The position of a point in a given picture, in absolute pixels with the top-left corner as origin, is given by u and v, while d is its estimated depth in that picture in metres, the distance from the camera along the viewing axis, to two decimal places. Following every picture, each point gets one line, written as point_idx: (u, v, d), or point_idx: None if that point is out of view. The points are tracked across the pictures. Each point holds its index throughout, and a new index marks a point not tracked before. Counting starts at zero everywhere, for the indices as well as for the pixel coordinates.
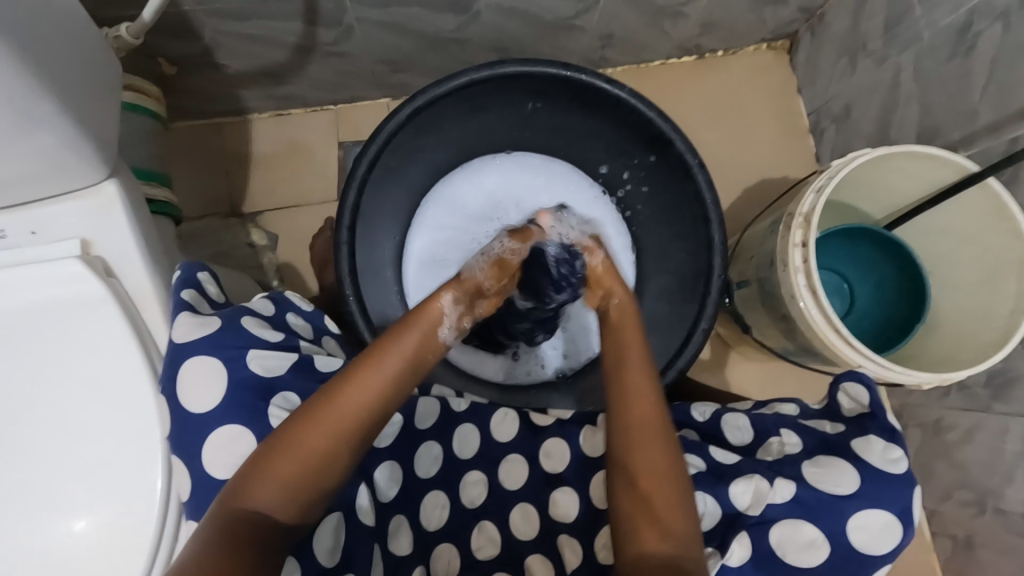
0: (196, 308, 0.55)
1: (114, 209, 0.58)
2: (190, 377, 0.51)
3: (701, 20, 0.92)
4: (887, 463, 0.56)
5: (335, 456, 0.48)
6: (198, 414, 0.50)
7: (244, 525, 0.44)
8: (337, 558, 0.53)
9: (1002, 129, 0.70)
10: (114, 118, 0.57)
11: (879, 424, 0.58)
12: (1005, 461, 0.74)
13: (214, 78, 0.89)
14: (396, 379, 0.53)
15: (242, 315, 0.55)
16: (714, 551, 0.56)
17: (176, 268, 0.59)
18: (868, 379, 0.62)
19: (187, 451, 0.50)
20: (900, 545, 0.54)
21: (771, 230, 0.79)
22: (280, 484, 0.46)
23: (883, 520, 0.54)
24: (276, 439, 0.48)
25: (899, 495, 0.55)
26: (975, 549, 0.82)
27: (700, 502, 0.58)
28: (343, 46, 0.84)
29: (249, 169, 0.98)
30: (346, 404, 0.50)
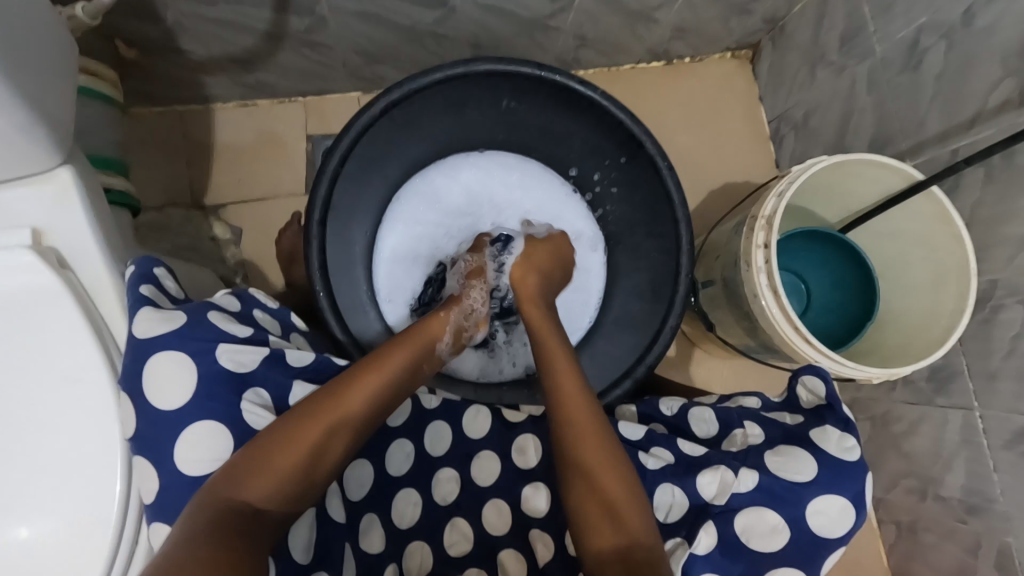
0: (158, 302, 0.53)
1: (71, 198, 0.55)
2: (157, 373, 0.49)
3: (671, 26, 0.94)
4: (842, 451, 0.59)
5: (339, 446, 0.50)
6: (168, 411, 0.49)
7: (233, 518, 0.43)
8: (313, 554, 0.53)
9: (946, 140, 0.75)
10: (71, 102, 0.55)
11: (834, 414, 0.62)
12: (945, 450, 0.80)
13: (177, 64, 0.85)
14: (399, 376, 0.55)
15: (208, 310, 0.53)
16: (683, 542, 0.58)
17: (128, 265, 0.56)
18: (825, 373, 0.66)
19: (154, 450, 0.49)
20: (853, 527, 0.57)
21: (735, 231, 0.82)
22: (280, 473, 0.46)
23: (838, 505, 0.57)
24: (278, 430, 0.48)
25: (852, 480, 0.58)
26: (918, 534, 0.87)
27: (669, 493, 0.61)
28: (315, 36, 0.82)
29: (212, 159, 0.95)
30: (352, 397, 0.51)
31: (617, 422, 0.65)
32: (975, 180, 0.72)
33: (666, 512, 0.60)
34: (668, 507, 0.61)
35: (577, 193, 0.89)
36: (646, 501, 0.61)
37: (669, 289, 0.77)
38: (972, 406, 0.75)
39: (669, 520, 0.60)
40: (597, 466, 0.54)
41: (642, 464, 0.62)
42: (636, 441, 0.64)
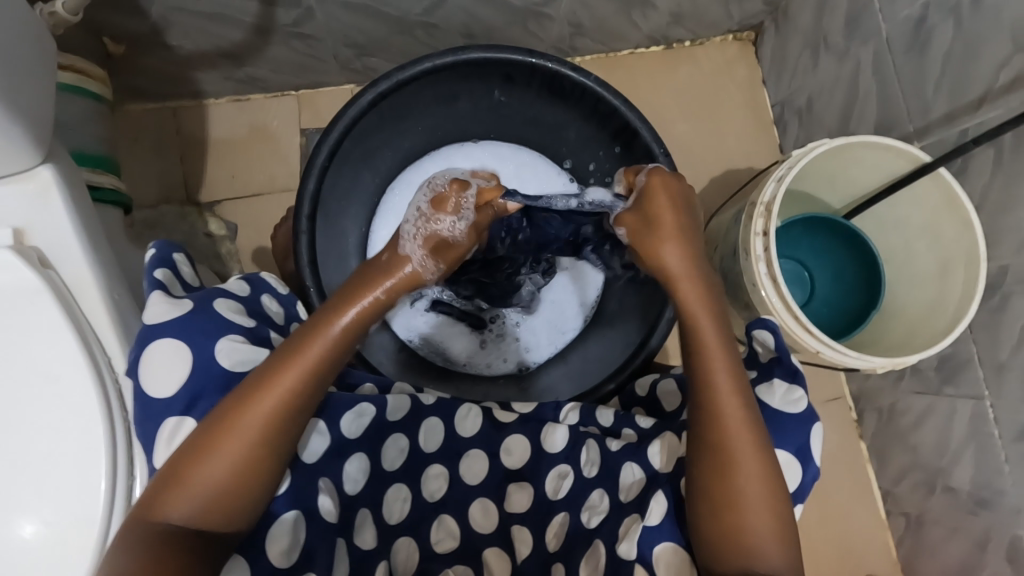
0: (170, 287, 0.52)
1: (53, 195, 0.55)
2: (154, 358, 0.49)
3: (668, 11, 0.92)
4: (787, 405, 0.55)
5: (261, 459, 0.47)
6: (159, 398, 0.49)
7: (168, 536, 0.44)
8: (297, 555, 0.51)
9: (954, 121, 0.72)
10: (49, 99, 0.54)
11: (783, 366, 0.56)
12: (953, 442, 0.78)
13: (165, 60, 0.84)
14: (313, 368, 0.49)
15: (216, 298, 0.53)
16: (637, 516, 0.55)
17: (149, 245, 0.55)
18: (774, 322, 0.57)
19: (145, 436, 0.49)
20: (800, 484, 0.54)
21: (734, 220, 0.80)
22: (202, 490, 0.45)
23: (780, 459, 0.54)
24: (189, 447, 0.46)
25: (794, 434, 0.54)
26: (926, 527, 0.85)
27: (630, 472, 0.59)
28: (303, 28, 0.81)
29: (206, 155, 0.94)
30: (255, 407, 0.47)
31: (595, 412, 0.66)
32: (985, 162, 0.69)
33: (628, 491, 0.58)
34: (628, 486, 0.59)
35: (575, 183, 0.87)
36: (612, 483, 0.60)
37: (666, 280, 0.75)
38: (982, 397, 0.73)
39: (629, 500, 0.58)
40: (716, 408, 0.51)
41: (606, 448, 0.62)
42: (608, 428, 0.64)
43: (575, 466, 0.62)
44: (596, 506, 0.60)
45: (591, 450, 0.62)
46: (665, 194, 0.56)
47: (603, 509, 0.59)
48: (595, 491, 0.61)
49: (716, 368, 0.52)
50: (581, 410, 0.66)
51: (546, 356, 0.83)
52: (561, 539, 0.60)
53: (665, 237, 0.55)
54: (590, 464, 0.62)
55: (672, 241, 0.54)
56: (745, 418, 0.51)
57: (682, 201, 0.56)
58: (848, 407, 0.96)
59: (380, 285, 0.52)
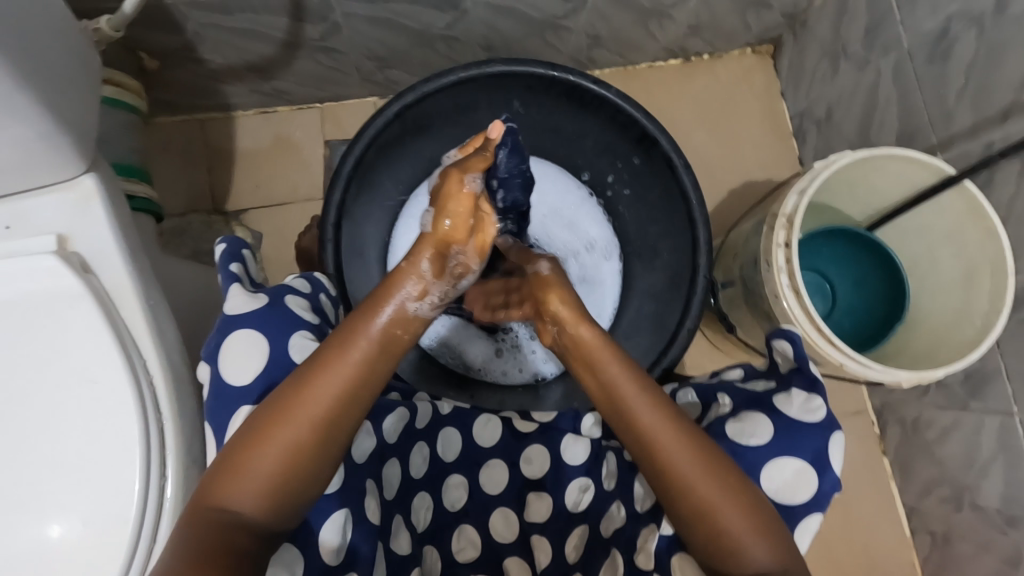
0: (243, 281, 0.55)
1: (94, 203, 0.57)
2: (231, 349, 0.50)
3: (686, 23, 0.93)
4: (804, 413, 0.54)
5: (311, 453, 0.46)
6: (236, 387, 0.50)
7: (216, 531, 0.43)
8: (344, 554, 0.50)
9: (978, 132, 0.72)
10: (93, 111, 0.56)
11: (801, 375, 0.56)
12: (981, 457, 0.76)
13: (197, 73, 0.87)
14: (362, 366, 0.49)
15: (286, 294, 0.55)
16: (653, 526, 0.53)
17: (216, 241, 0.58)
18: (795, 333, 0.57)
19: (217, 425, 0.50)
20: (818, 491, 0.52)
21: (754, 231, 0.80)
22: (252, 484, 0.45)
23: (796, 467, 0.53)
24: (236, 442, 0.46)
25: (810, 442, 0.53)
26: (953, 545, 0.83)
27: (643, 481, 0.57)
28: (330, 43, 0.83)
29: (233, 165, 0.97)
30: (303, 408, 0.47)
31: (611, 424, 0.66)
32: (1011, 173, 0.69)
33: (642, 501, 0.56)
34: (643, 496, 0.57)
35: (593, 196, 0.87)
36: (626, 492, 0.59)
37: (686, 288, 0.75)
38: (1010, 412, 0.71)
39: (645, 510, 0.56)
40: (674, 452, 0.49)
41: (620, 457, 0.61)
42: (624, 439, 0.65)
43: (595, 477, 0.63)
44: (613, 518, 0.59)
45: (610, 463, 0.62)
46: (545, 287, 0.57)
47: (621, 519, 0.58)
48: (613, 503, 0.60)
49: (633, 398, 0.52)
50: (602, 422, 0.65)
51: (560, 367, 0.83)
52: (580, 550, 0.60)
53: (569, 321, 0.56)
54: (609, 476, 0.62)
55: (581, 321, 0.56)
56: (676, 427, 0.50)
57: (562, 287, 0.58)
58: (871, 421, 0.94)
59: (406, 258, 0.53)
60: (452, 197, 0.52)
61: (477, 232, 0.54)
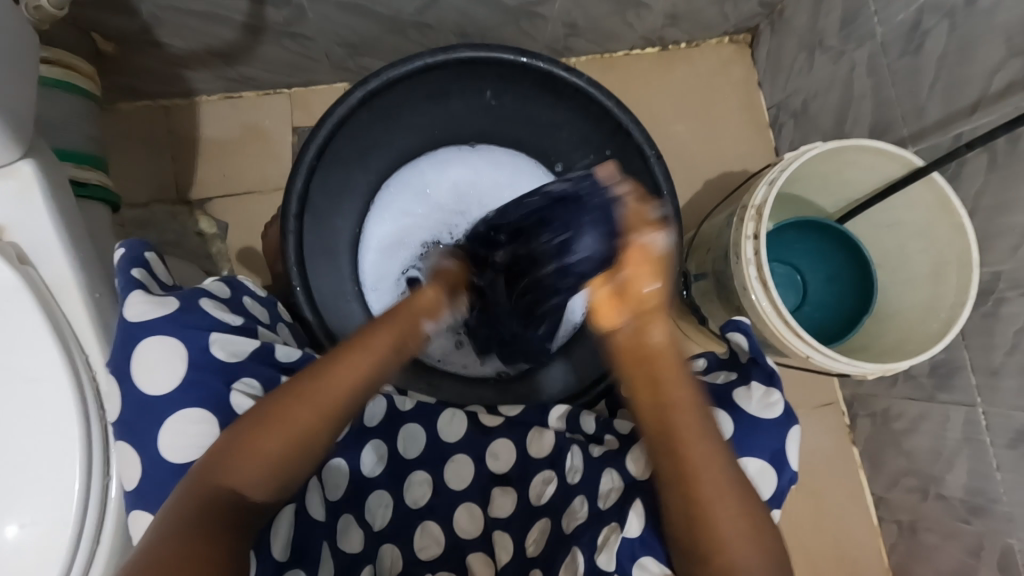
0: (149, 287, 0.52)
1: (33, 192, 0.54)
2: (145, 357, 0.49)
3: (663, 11, 0.91)
4: (764, 409, 0.54)
5: (319, 441, 0.47)
6: (155, 397, 0.48)
7: (219, 504, 0.43)
8: (293, 551, 0.50)
9: (948, 126, 0.72)
10: (30, 95, 0.54)
11: (760, 368, 0.56)
12: (946, 449, 0.77)
13: (156, 57, 0.84)
14: (368, 370, 0.50)
15: (199, 297, 0.53)
16: (616, 526, 0.52)
17: (116, 246, 0.53)
18: (746, 325, 0.58)
19: (137, 436, 0.48)
20: (776, 490, 0.53)
21: (726, 223, 0.79)
22: (262, 464, 0.45)
23: (756, 466, 0.53)
24: (262, 412, 0.46)
25: (769, 440, 0.53)
26: (919, 534, 0.84)
27: (609, 478, 0.57)
28: (295, 27, 0.81)
29: (197, 153, 0.94)
30: (316, 394, 0.47)
31: (577, 417, 0.65)
32: (978, 167, 0.68)
33: (606, 498, 0.56)
34: (607, 493, 0.56)
35: None
36: (592, 490, 0.58)
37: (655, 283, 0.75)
38: (974, 404, 0.72)
39: (608, 506, 0.55)
40: (708, 486, 0.46)
41: (588, 453, 0.61)
42: (591, 434, 0.63)
43: (559, 471, 0.62)
44: (575, 513, 0.58)
45: (575, 457, 0.61)
46: (644, 264, 0.46)
47: (583, 514, 0.57)
48: (576, 497, 0.59)
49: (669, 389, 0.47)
50: (567, 417, 0.65)
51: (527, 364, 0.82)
52: (541, 544, 0.59)
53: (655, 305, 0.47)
54: (574, 470, 0.61)
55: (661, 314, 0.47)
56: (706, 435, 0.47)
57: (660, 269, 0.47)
58: (841, 412, 0.95)
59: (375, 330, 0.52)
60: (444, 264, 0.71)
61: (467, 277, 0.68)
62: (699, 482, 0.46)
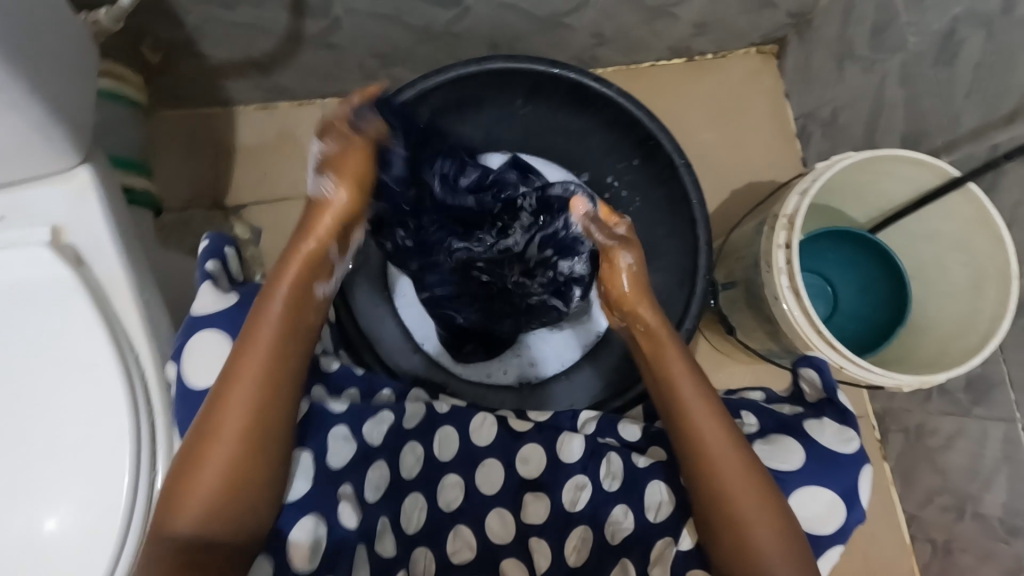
0: (218, 279, 0.55)
1: (90, 195, 0.57)
2: (200, 350, 0.52)
3: (690, 22, 0.92)
4: (838, 443, 0.54)
5: (256, 455, 0.48)
6: (199, 388, 0.51)
7: (174, 553, 0.45)
8: (320, 559, 0.50)
9: (985, 135, 0.71)
10: (90, 103, 0.56)
11: (832, 405, 0.57)
12: (983, 465, 0.75)
13: (198, 68, 0.87)
14: (258, 372, 0.49)
15: (258, 294, 0.56)
16: (672, 540, 0.56)
17: (203, 237, 0.57)
18: (822, 362, 0.59)
19: (185, 423, 0.51)
20: (844, 524, 0.53)
21: (756, 231, 0.79)
22: (195, 506, 0.47)
23: (826, 499, 0.53)
24: (182, 460, 0.48)
25: (843, 474, 0.53)
26: (954, 553, 0.82)
27: (658, 491, 0.59)
28: (331, 39, 0.83)
29: (234, 160, 0.97)
30: (222, 421, 0.48)
31: (618, 425, 0.65)
32: (1017, 176, 0.67)
33: (656, 511, 0.58)
34: (657, 506, 0.58)
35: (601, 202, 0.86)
36: (637, 501, 0.59)
37: (685, 289, 0.75)
38: (1014, 418, 0.70)
39: (659, 520, 0.58)
40: (701, 439, 0.53)
41: (632, 462, 0.60)
42: (634, 443, 0.63)
43: (593, 477, 0.62)
44: (620, 523, 0.59)
45: (613, 464, 0.61)
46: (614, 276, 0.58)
47: (629, 525, 0.59)
48: (618, 505, 0.60)
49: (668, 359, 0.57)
50: (600, 421, 0.65)
51: (550, 372, 0.82)
52: (582, 552, 0.60)
53: (638, 305, 0.58)
54: (611, 477, 0.61)
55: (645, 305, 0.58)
56: (711, 406, 0.54)
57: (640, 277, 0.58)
58: (871, 426, 0.93)
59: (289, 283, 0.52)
60: (346, 177, 0.52)
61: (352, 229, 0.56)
62: (698, 443, 0.53)
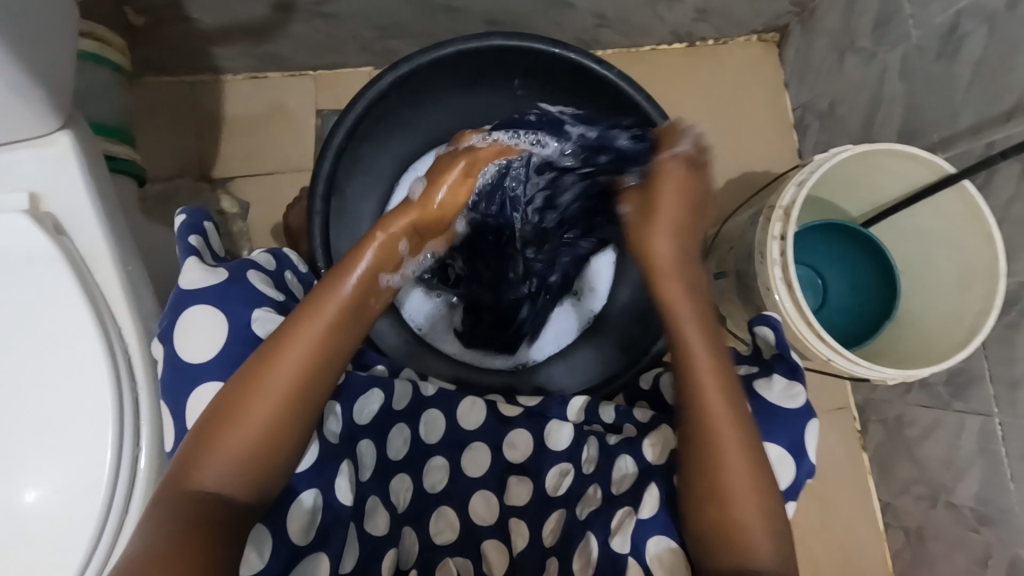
0: (202, 255, 0.53)
1: (70, 162, 0.55)
2: (190, 324, 0.50)
3: (694, 6, 0.90)
4: (785, 399, 0.53)
5: (283, 430, 0.46)
6: (192, 363, 0.49)
7: (189, 508, 0.43)
8: (314, 534, 0.50)
9: (981, 132, 0.72)
10: (70, 65, 0.54)
11: (783, 361, 0.55)
12: (959, 457, 0.77)
13: (185, 33, 0.84)
14: (325, 337, 0.49)
15: (248, 269, 0.54)
16: (632, 510, 0.54)
17: (177, 211, 0.55)
18: (776, 320, 0.56)
19: (173, 400, 0.49)
20: (796, 479, 0.53)
21: (751, 222, 0.79)
22: (223, 461, 0.45)
23: (774, 454, 0.53)
24: (216, 413, 0.46)
25: (790, 429, 0.53)
26: (926, 541, 0.84)
27: (623, 465, 0.58)
28: (325, 8, 0.80)
29: (221, 130, 0.94)
30: (267, 381, 0.46)
31: (597, 408, 0.65)
32: (1010, 175, 0.68)
33: (619, 484, 0.58)
34: (621, 480, 0.58)
35: None
36: (606, 477, 0.59)
37: None
38: (992, 413, 0.72)
39: (621, 492, 0.57)
40: (720, 434, 0.50)
41: (606, 444, 0.61)
42: (609, 424, 0.64)
43: (575, 463, 0.62)
44: (590, 501, 0.59)
45: (592, 448, 0.62)
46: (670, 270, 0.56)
47: (597, 501, 0.58)
48: (591, 486, 0.60)
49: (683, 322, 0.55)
50: (584, 407, 0.65)
51: (547, 353, 0.82)
52: (558, 533, 0.60)
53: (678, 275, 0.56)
54: (590, 461, 0.61)
55: (679, 275, 0.56)
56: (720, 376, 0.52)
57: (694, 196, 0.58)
58: (852, 417, 0.95)
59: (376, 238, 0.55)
60: (452, 189, 0.59)
61: (441, 232, 0.63)
62: (712, 436, 0.50)
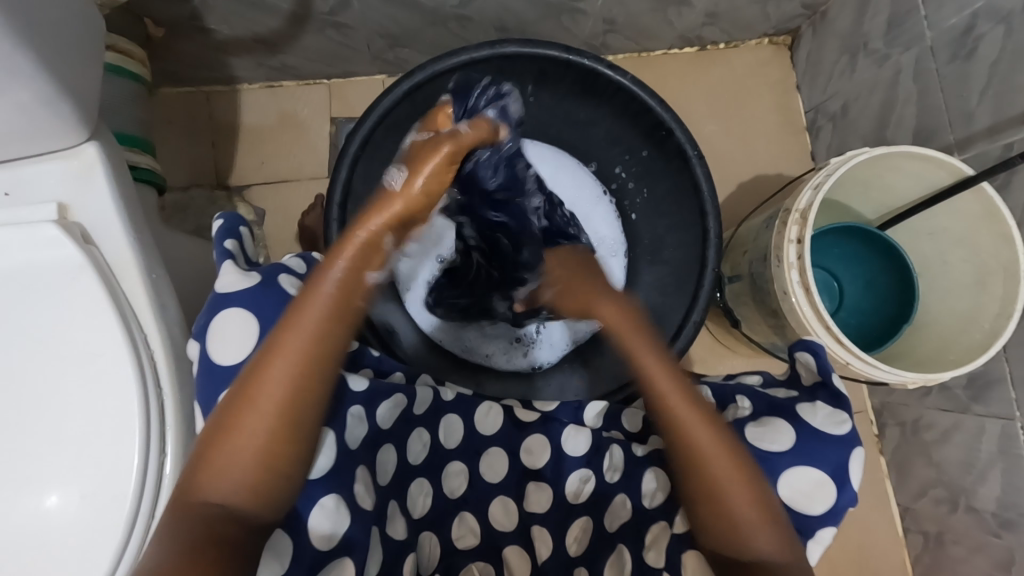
0: (237, 258, 0.54)
1: (96, 173, 0.56)
2: (222, 328, 0.50)
3: (705, 11, 0.91)
4: (829, 424, 0.53)
5: (279, 446, 0.47)
6: (224, 367, 0.50)
7: (199, 522, 0.45)
8: (338, 542, 0.49)
9: (998, 134, 0.71)
10: (97, 78, 0.55)
11: (827, 389, 0.55)
12: (980, 461, 0.76)
13: (203, 44, 0.85)
14: (308, 348, 0.48)
15: (280, 273, 0.55)
16: (665, 526, 0.55)
17: (214, 217, 0.57)
18: (817, 345, 0.57)
19: (206, 403, 0.50)
20: (835, 505, 0.52)
21: (766, 225, 0.79)
22: (226, 477, 0.46)
23: (814, 478, 0.52)
24: (214, 431, 0.47)
25: (832, 454, 0.52)
26: (946, 546, 0.83)
27: (654, 478, 0.58)
28: (340, 17, 0.81)
29: (236, 139, 0.95)
30: (257, 396, 0.47)
31: (621, 417, 0.66)
32: None
33: (652, 498, 0.57)
34: (652, 493, 0.58)
35: (609, 195, 0.85)
36: (634, 489, 0.59)
37: (694, 281, 0.75)
38: (1013, 416, 0.71)
39: (653, 505, 0.57)
40: (702, 443, 0.50)
41: (632, 453, 0.61)
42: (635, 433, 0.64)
43: (596, 469, 0.62)
44: (617, 513, 0.60)
45: (614, 455, 0.61)
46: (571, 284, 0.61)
47: (626, 513, 0.59)
48: (618, 496, 0.60)
49: (643, 359, 0.55)
50: (605, 415, 0.66)
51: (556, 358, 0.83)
52: (582, 542, 0.61)
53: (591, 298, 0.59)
54: (612, 469, 0.61)
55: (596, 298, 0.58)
56: (692, 403, 0.52)
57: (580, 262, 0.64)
58: (868, 420, 0.94)
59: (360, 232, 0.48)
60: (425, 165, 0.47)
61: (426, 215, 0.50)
62: (695, 444, 0.51)
